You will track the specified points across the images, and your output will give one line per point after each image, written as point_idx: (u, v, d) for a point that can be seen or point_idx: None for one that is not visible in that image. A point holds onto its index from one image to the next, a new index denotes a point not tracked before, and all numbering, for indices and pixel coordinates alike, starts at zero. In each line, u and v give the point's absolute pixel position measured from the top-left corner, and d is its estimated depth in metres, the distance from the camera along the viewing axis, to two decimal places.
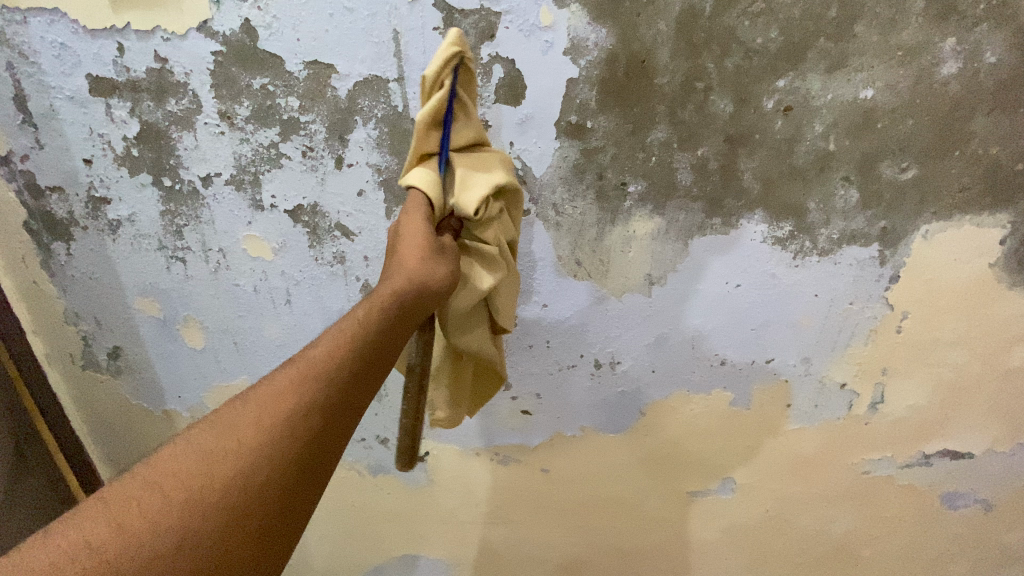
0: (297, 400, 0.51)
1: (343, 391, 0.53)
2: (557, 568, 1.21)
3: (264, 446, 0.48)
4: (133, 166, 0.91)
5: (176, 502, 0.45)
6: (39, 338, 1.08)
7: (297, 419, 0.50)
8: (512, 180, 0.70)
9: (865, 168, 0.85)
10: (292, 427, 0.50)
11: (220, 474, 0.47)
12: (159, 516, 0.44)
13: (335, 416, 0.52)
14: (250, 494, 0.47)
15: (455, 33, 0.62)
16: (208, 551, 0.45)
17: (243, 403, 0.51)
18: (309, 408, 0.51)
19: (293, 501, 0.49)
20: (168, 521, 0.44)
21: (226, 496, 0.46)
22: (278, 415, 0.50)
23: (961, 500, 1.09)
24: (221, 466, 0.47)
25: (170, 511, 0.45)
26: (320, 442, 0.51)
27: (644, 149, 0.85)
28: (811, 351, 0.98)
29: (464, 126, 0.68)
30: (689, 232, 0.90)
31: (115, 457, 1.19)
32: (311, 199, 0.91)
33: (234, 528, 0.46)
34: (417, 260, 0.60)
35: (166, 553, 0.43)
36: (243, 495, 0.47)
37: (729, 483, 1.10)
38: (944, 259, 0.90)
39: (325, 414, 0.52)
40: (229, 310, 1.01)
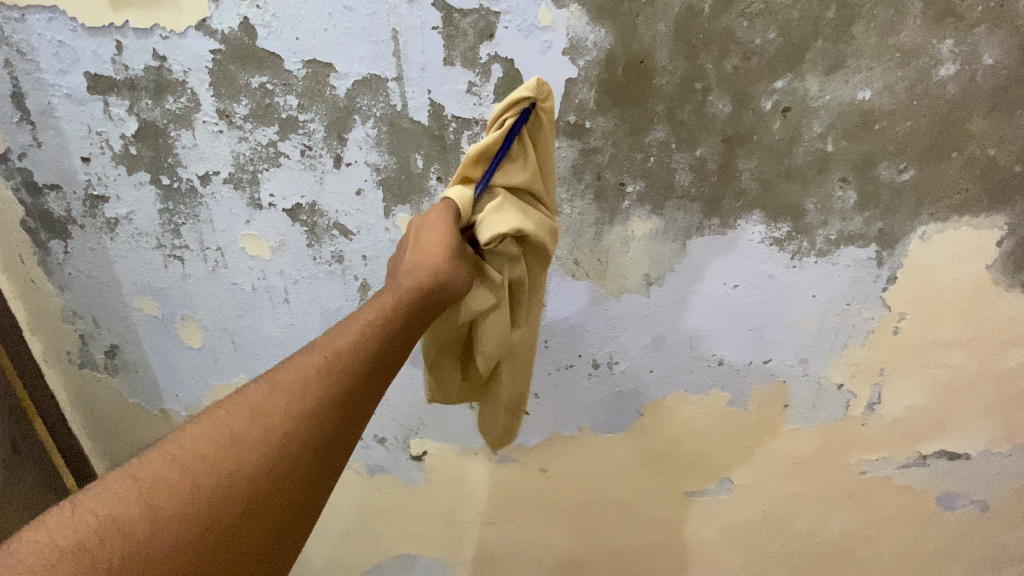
0: (325, 388, 0.52)
1: (367, 382, 0.55)
2: (555, 567, 1.21)
3: (292, 432, 0.49)
4: (130, 163, 0.91)
5: (206, 486, 0.45)
6: (36, 336, 1.08)
7: (325, 405, 0.51)
8: (540, 235, 0.67)
9: (862, 169, 0.85)
10: (319, 416, 0.51)
11: (247, 459, 0.47)
12: (190, 498, 0.44)
13: (360, 402, 0.54)
14: (277, 481, 0.48)
15: (534, 80, 0.62)
16: (237, 534, 0.45)
17: (267, 388, 0.51)
18: (335, 395, 0.52)
19: (315, 487, 0.51)
20: (199, 504, 0.44)
21: (254, 481, 0.47)
22: (305, 401, 0.51)
23: (957, 500, 1.09)
24: (250, 450, 0.47)
25: (201, 494, 0.45)
26: (343, 433, 0.52)
27: (643, 149, 0.86)
28: (808, 351, 0.98)
29: (518, 168, 0.67)
30: (688, 232, 0.90)
31: (113, 456, 1.19)
32: (310, 198, 0.91)
33: (261, 514, 0.47)
34: (441, 259, 0.63)
35: (197, 535, 0.43)
36: (270, 481, 0.47)
37: (726, 483, 1.10)
38: (941, 261, 0.91)
39: (350, 400, 0.53)
40: (227, 309, 1.00)
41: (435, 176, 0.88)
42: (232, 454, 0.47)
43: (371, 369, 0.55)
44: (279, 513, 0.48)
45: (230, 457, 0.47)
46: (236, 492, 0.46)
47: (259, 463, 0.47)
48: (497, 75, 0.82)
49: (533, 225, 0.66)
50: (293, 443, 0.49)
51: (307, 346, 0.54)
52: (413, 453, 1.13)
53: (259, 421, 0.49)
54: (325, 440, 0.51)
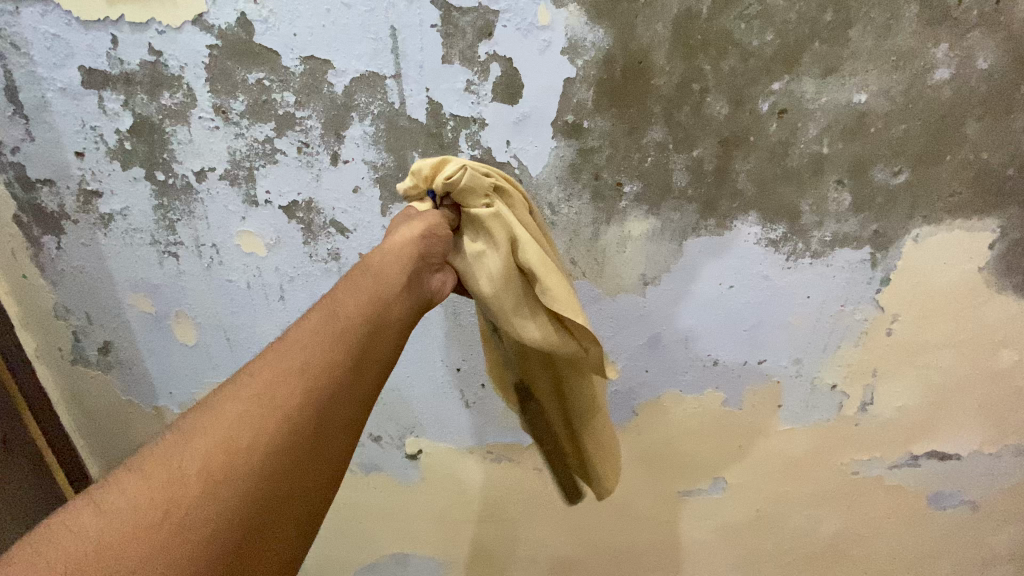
0: (311, 356, 0.53)
1: (359, 345, 0.56)
2: (549, 566, 1.21)
3: (262, 415, 0.49)
4: (125, 159, 0.91)
5: (212, 463, 0.46)
6: (28, 332, 1.07)
7: (283, 391, 0.51)
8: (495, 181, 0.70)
9: (858, 171, 0.86)
10: (312, 380, 0.52)
11: (248, 431, 0.48)
12: (145, 495, 0.44)
13: (323, 385, 0.52)
14: (283, 445, 0.49)
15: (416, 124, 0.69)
16: (256, 499, 0.46)
17: (227, 388, 0.51)
18: (305, 376, 0.52)
19: (328, 443, 0.52)
20: (209, 479, 0.45)
21: (260, 450, 0.47)
22: (262, 391, 0.51)
23: (948, 500, 1.10)
24: (249, 424, 0.48)
25: (156, 491, 0.44)
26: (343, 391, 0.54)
27: (640, 149, 0.86)
28: (802, 352, 0.98)
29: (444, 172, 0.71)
30: (683, 233, 0.91)
31: (105, 453, 1.18)
32: (306, 195, 0.90)
33: (274, 477, 0.48)
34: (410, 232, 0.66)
35: (215, 506, 0.44)
36: (277, 446, 0.48)
37: (720, 483, 1.10)
38: (934, 263, 0.91)
39: (311, 386, 0.52)
40: (222, 306, 1.00)
41: None
42: (189, 448, 0.46)
43: (332, 353, 0.54)
44: (296, 476, 0.49)
45: (187, 452, 0.46)
46: (194, 484, 0.45)
47: (216, 453, 0.46)
48: (495, 74, 0.82)
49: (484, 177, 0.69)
50: (250, 430, 0.48)
51: (269, 345, 0.55)
52: (409, 451, 1.13)
53: (250, 398, 0.50)
54: (287, 426, 0.49)
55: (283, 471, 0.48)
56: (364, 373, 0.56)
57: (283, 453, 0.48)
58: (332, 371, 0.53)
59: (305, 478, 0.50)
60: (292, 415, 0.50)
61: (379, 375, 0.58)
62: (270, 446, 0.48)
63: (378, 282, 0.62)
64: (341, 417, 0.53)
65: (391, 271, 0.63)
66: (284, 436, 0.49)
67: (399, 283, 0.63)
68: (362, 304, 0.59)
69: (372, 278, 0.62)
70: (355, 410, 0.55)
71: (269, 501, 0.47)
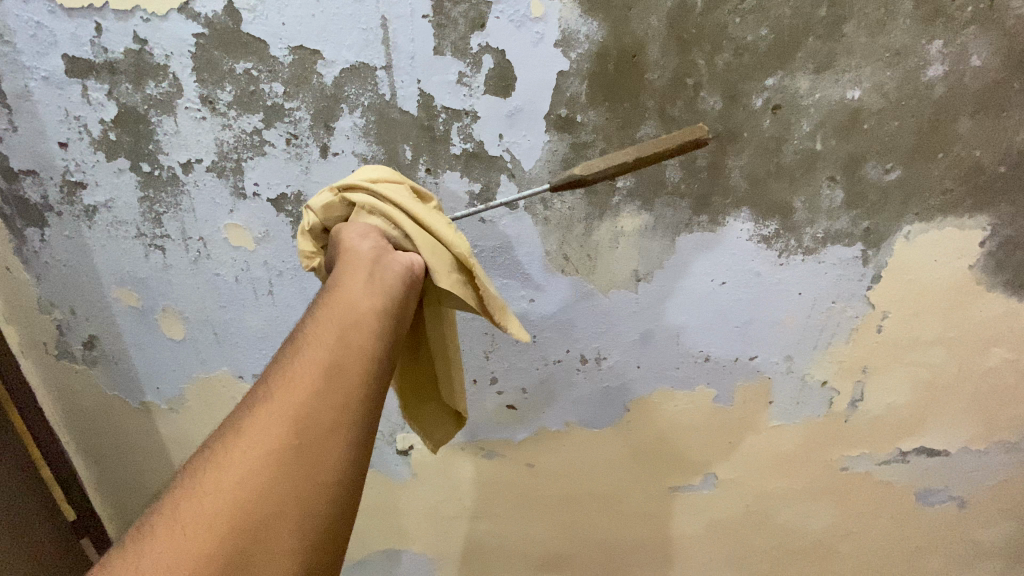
0: (278, 378, 0.54)
1: (327, 357, 0.55)
2: (539, 562, 1.22)
3: (238, 445, 0.50)
4: (111, 150, 0.89)
5: (199, 502, 0.47)
6: (12, 326, 1.05)
7: (255, 417, 0.51)
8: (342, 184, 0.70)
9: (850, 168, 0.86)
10: (280, 401, 0.52)
11: (227, 465, 0.49)
12: (141, 535, 0.47)
13: (291, 401, 0.52)
14: (262, 470, 0.49)
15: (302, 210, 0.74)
16: (247, 526, 0.47)
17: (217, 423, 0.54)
18: (274, 398, 0.52)
19: (312, 459, 0.51)
20: (198, 516, 0.47)
21: (240, 479, 0.48)
22: (238, 423, 0.52)
23: (936, 496, 1.11)
24: (227, 457, 0.49)
25: (151, 536, 0.46)
26: (315, 405, 0.52)
27: (634, 144, 0.85)
28: (794, 349, 0.99)
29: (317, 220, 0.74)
30: (676, 229, 0.90)
31: (91, 450, 1.16)
32: (295, 188, 0.89)
33: (262, 502, 0.48)
34: (353, 233, 0.66)
35: (207, 540, 0.46)
36: (256, 473, 0.49)
37: (711, 478, 1.11)
38: (926, 260, 0.92)
39: (280, 409, 0.52)
40: (210, 301, 0.98)
41: (424, 168, 0.87)
42: (178, 487, 0.49)
43: (299, 370, 0.54)
44: (285, 496, 0.49)
45: (173, 491, 0.49)
46: (177, 521, 0.47)
47: (196, 488, 0.48)
48: (488, 66, 0.81)
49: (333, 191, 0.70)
50: (227, 459, 0.49)
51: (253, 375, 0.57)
52: (400, 447, 1.13)
53: (229, 431, 0.51)
54: (261, 453, 0.49)
55: (272, 493, 0.49)
56: (340, 380, 0.54)
57: (262, 480, 0.49)
58: (299, 386, 0.53)
59: (290, 494, 0.49)
60: (264, 437, 0.50)
61: (363, 380, 0.55)
62: (246, 471, 0.49)
63: (346, 292, 0.60)
64: (319, 429, 0.52)
65: (356, 278, 0.61)
66: (257, 459, 0.49)
67: (363, 280, 0.60)
68: (331, 317, 0.58)
69: (340, 288, 0.60)
70: (336, 419, 0.53)
71: (255, 525, 0.47)
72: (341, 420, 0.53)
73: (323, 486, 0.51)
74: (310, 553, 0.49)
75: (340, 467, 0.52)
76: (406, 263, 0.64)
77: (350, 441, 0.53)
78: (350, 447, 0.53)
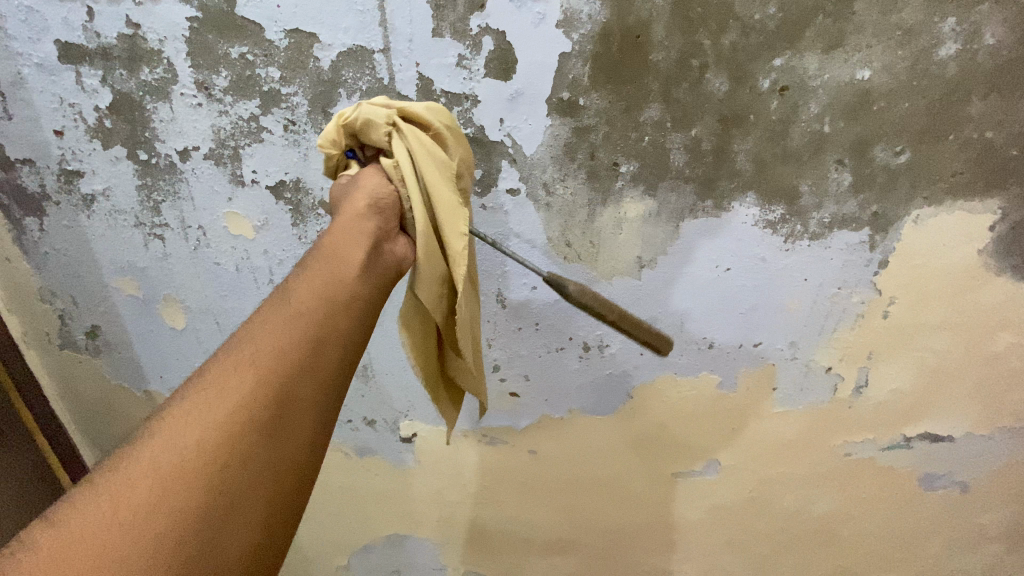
0: (260, 346, 0.53)
1: (313, 332, 0.55)
2: (543, 547, 1.23)
3: (214, 409, 0.50)
4: (106, 138, 0.88)
5: (170, 462, 0.47)
6: (14, 316, 1.05)
7: (235, 382, 0.51)
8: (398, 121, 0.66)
9: (859, 151, 0.84)
10: (263, 370, 0.52)
11: (202, 428, 0.49)
12: (104, 491, 0.46)
13: (273, 373, 0.52)
14: (240, 437, 0.49)
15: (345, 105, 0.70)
16: (219, 492, 0.47)
17: (186, 383, 0.53)
18: (255, 367, 0.52)
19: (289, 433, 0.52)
20: (169, 477, 0.46)
21: (216, 444, 0.48)
22: (213, 386, 0.51)
23: (939, 481, 1.11)
24: (202, 420, 0.49)
25: (114, 492, 0.45)
26: (298, 380, 0.53)
27: (638, 127, 0.83)
28: (799, 335, 0.98)
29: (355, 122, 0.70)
30: (680, 214, 0.89)
31: (97, 439, 1.17)
32: (294, 175, 0.88)
33: (236, 469, 0.49)
34: (364, 200, 0.64)
35: (179, 501, 0.46)
36: (233, 439, 0.49)
37: (714, 464, 1.11)
38: (934, 244, 0.90)
39: (262, 378, 0.52)
40: (211, 290, 0.98)
41: None
42: (145, 445, 0.48)
43: (282, 341, 0.54)
44: (259, 465, 0.50)
45: (141, 449, 0.48)
46: (144, 480, 0.46)
47: (172, 447, 0.48)
48: (488, 48, 0.79)
49: (387, 117, 0.66)
50: (201, 423, 0.49)
51: (228, 336, 0.56)
52: (403, 434, 1.13)
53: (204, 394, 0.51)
54: (240, 420, 0.50)
55: (248, 461, 0.49)
56: (324, 357, 0.56)
57: (238, 448, 0.49)
58: (283, 359, 0.53)
59: (265, 465, 0.50)
60: (248, 404, 0.51)
61: (345, 362, 0.57)
62: (227, 435, 0.49)
63: (336, 266, 0.60)
64: (299, 403, 0.53)
65: (354, 252, 0.62)
66: (235, 427, 0.49)
67: (358, 258, 0.61)
68: (321, 289, 0.58)
69: (330, 260, 0.60)
70: (319, 394, 0.55)
71: (228, 491, 0.48)
72: (321, 399, 0.55)
73: (294, 461, 0.52)
74: (276, 522, 0.51)
75: (313, 443, 0.54)
76: (398, 258, 0.66)
77: (324, 420, 0.55)
78: (323, 425, 0.55)
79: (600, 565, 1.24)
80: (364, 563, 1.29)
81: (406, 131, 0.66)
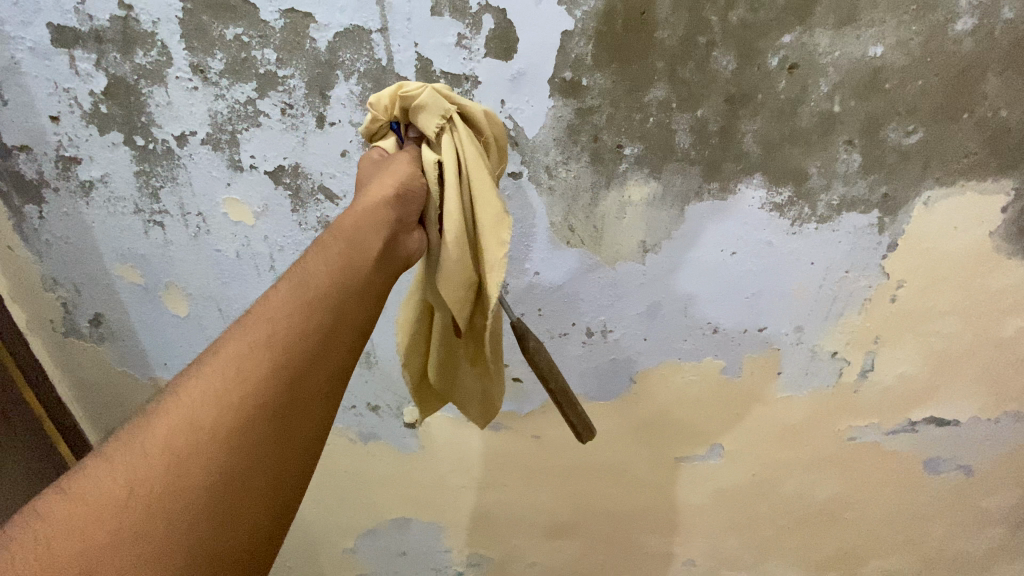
0: (274, 329, 0.53)
1: (327, 316, 0.55)
2: (547, 530, 1.24)
3: (227, 389, 0.49)
4: (102, 123, 0.86)
5: (182, 442, 0.46)
6: (18, 304, 1.05)
7: (249, 363, 0.50)
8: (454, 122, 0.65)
9: (869, 131, 0.82)
10: (277, 352, 0.52)
11: (216, 409, 0.48)
12: (114, 468, 0.44)
13: (287, 357, 0.52)
14: (254, 418, 0.48)
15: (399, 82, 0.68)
16: (232, 474, 0.46)
17: (197, 365, 0.52)
18: (269, 349, 0.52)
19: (302, 417, 0.51)
20: (181, 457, 0.45)
21: (230, 423, 0.47)
22: (227, 366, 0.50)
23: (944, 465, 1.11)
24: (214, 400, 0.48)
25: (125, 470, 0.44)
26: (312, 363, 0.53)
27: (642, 109, 0.81)
28: (804, 320, 0.97)
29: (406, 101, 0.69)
30: (685, 197, 0.87)
31: (104, 425, 1.18)
32: (292, 160, 0.87)
33: (249, 450, 0.47)
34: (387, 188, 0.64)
35: (191, 483, 0.44)
36: (247, 420, 0.48)
37: (717, 449, 1.11)
38: (945, 227, 0.88)
39: (276, 361, 0.51)
40: (212, 277, 0.97)
41: None
42: (157, 423, 0.47)
43: (296, 325, 0.53)
44: (271, 448, 0.49)
45: (152, 426, 0.47)
46: (155, 460, 0.45)
47: (184, 427, 0.46)
48: (488, 27, 0.77)
49: (442, 112, 0.65)
50: (214, 403, 0.48)
51: (237, 319, 0.55)
52: (407, 420, 1.13)
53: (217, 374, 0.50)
54: (254, 400, 0.49)
55: (261, 444, 0.48)
56: (337, 342, 0.55)
57: (251, 430, 0.48)
58: (297, 342, 0.53)
59: (278, 448, 0.49)
60: (261, 385, 0.50)
61: (356, 348, 0.57)
62: (240, 418, 0.48)
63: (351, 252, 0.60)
64: (312, 388, 0.52)
65: (371, 239, 0.62)
66: (250, 407, 0.49)
67: (374, 246, 0.61)
68: (335, 275, 0.58)
69: (345, 245, 0.60)
70: (332, 380, 0.54)
71: (239, 475, 0.46)
72: (333, 385, 0.54)
73: (305, 447, 0.51)
74: (286, 510, 0.49)
75: (324, 431, 0.53)
76: (412, 253, 0.66)
77: (336, 406, 0.54)
78: (334, 412, 0.54)
79: (603, 548, 1.25)
80: (370, 546, 1.31)
81: (459, 134, 0.65)
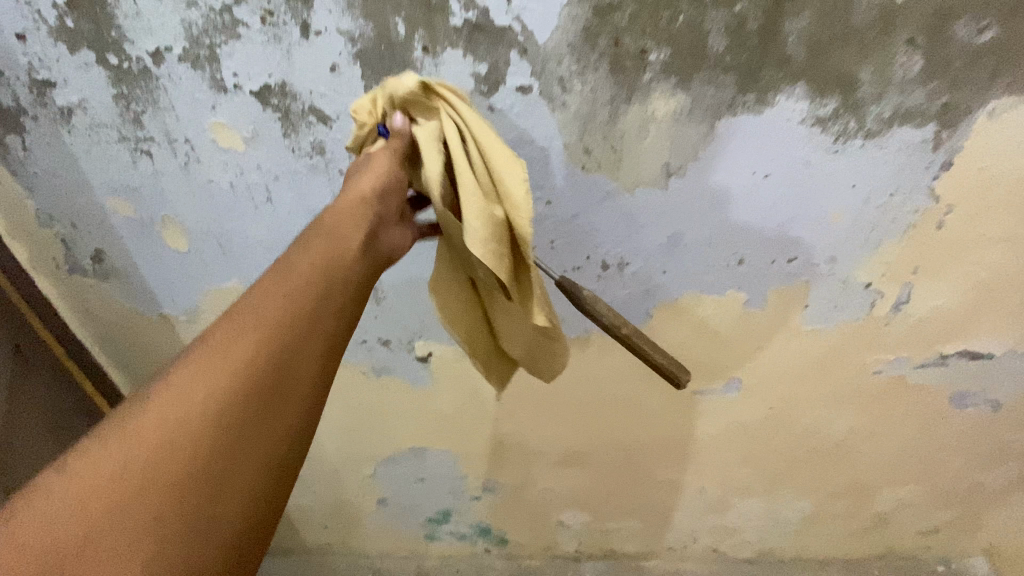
0: (283, 279, 0.54)
1: (328, 266, 0.56)
2: (560, 459, 1.26)
3: (238, 332, 0.50)
4: (71, 40, 0.79)
5: (198, 376, 0.48)
6: (17, 241, 1.03)
7: (258, 307, 0.52)
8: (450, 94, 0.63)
9: (938, 27, 0.70)
10: (284, 298, 0.52)
11: (226, 348, 0.49)
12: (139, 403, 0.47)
13: (294, 302, 0.53)
14: (263, 355, 0.49)
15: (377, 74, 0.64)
16: (245, 408, 0.47)
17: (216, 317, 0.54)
18: (277, 295, 0.53)
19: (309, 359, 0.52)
20: (197, 389, 0.47)
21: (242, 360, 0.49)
22: (240, 314, 0.52)
23: (971, 399, 1.07)
24: (227, 339, 0.50)
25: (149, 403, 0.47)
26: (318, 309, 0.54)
27: (670, 5, 0.70)
28: (839, 249, 0.90)
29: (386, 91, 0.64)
30: (717, 112, 0.78)
31: (122, 361, 1.20)
32: (278, 77, 0.79)
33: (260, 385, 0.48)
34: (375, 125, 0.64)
35: (207, 413, 0.46)
36: (256, 356, 0.49)
37: (734, 383, 1.08)
38: (1011, 142, 0.78)
39: (283, 305, 0.52)
40: (208, 210, 0.93)
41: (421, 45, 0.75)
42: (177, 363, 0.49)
43: (300, 275, 0.54)
44: (282, 386, 0.49)
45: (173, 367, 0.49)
46: (173, 392, 0.47)
47: (174, 405, 0.46)
48: None
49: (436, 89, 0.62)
50: (227, 342, 0.49)
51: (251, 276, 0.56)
52: (419, 354, 1.12)
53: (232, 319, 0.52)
54: (263, 339, 0.50)
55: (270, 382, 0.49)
56: (340, 291, 0.56)
57: (262, 368, 0.49)
58: (303, 290, 0.53)
59: (287, 388, 0.50)
60: (270, 326, 0.51)
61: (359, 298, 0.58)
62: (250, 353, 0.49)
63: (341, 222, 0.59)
64: (318, 332, 0.53)
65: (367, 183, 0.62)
66: (258, 346, 0.49)
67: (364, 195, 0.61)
68: (332, 230, 0.59)
69: (337, 204, 0.61)
70: (338, 327, 0.55)
71: (252, 408, 0.48)
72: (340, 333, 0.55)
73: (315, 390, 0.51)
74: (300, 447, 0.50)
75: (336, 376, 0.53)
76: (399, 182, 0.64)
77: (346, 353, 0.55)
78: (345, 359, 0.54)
79: (615, 476, 1.27)
80: (389, 473, 1.35)
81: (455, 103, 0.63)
